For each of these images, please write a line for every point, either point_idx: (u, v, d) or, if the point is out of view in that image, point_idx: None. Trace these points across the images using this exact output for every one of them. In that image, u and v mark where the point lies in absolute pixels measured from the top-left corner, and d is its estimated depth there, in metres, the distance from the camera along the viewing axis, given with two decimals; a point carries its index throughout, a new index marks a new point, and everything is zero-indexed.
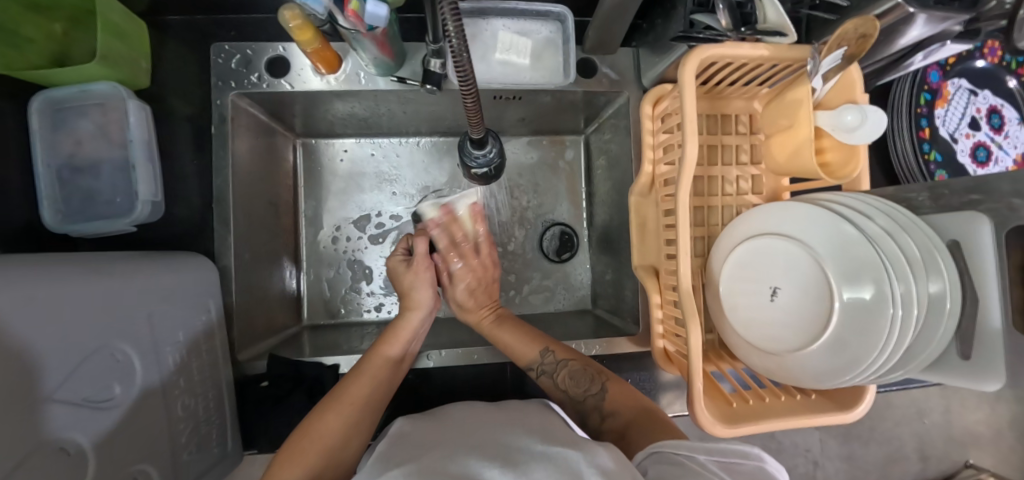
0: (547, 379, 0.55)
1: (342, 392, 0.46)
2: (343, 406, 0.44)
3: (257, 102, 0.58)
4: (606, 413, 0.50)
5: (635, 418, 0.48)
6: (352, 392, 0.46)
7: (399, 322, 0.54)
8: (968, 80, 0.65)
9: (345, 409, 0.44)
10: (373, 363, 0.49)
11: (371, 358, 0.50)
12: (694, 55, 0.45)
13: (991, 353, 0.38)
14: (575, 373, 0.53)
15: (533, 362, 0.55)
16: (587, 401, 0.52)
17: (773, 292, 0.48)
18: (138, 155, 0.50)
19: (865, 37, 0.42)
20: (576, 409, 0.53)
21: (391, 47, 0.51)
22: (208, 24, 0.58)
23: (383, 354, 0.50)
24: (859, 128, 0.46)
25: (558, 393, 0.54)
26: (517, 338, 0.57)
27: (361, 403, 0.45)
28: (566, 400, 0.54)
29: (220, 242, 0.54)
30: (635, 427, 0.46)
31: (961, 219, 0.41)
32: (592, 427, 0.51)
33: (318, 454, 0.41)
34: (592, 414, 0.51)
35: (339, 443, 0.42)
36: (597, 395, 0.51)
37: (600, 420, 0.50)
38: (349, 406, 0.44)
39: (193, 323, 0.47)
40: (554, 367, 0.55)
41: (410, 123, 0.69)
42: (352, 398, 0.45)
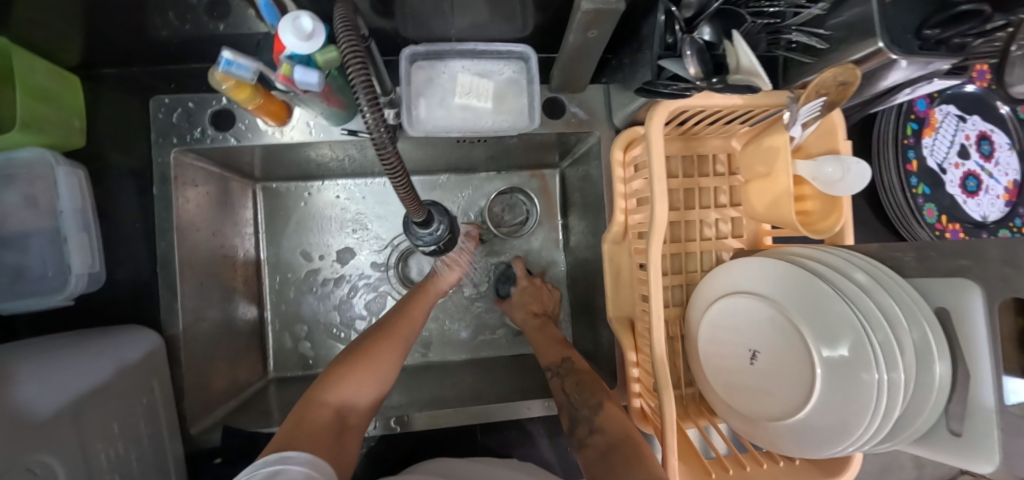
0: (555, 381, 0.55)
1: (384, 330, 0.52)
2: (383, 344, 0.51)
3: (204, 156, 0.55)
4: (597, 426, 0.47)
5: (619, 439, 0.45)
6: (395, 332, 0.53)
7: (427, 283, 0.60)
8: (957, 106, 0.61)
9: (386, 346, 0.51)
10: (411, 313, 0.56)
11: (409, 307, 0.57)
12: (662, 108, 0.42)
13: (985, 436, 0.35)
14: (582, 382, 0.53)
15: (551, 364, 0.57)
16: (581, 411, 0.50)
17: (751, 355, 0.45)
18: (69, 224, 0.47)
19: (847, 84, 0.39)
20: (567, 420, 0.50)
21: (339, 98, 0.48)
22: (147, 76, 0.54)
23: (417, 306, 0.57)
24: (841, 179, 0.43)
25: (560, 400, 0.53)
26: (548, 344, 0.61)
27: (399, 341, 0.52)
28: (564, 405, 0.52)
29: (167, 310, 0.51)
30: (615, 452, 0.43)
31: (951, 285, 0.38)
32: (577, 436, 0.48)
33: (363, 381, 0.47)
34: (581, 424, 0.49)
35: (383, 374, 0.49)
36: (591, 406, 0.49)
37: (588, 431, 0.47)
38: (392, 345, 0.51)
39: (134, 409, 0.44)
40: (566, 372, 0.55)
41: (374, 165, 0.66)
42: (392, 337, 0.52)
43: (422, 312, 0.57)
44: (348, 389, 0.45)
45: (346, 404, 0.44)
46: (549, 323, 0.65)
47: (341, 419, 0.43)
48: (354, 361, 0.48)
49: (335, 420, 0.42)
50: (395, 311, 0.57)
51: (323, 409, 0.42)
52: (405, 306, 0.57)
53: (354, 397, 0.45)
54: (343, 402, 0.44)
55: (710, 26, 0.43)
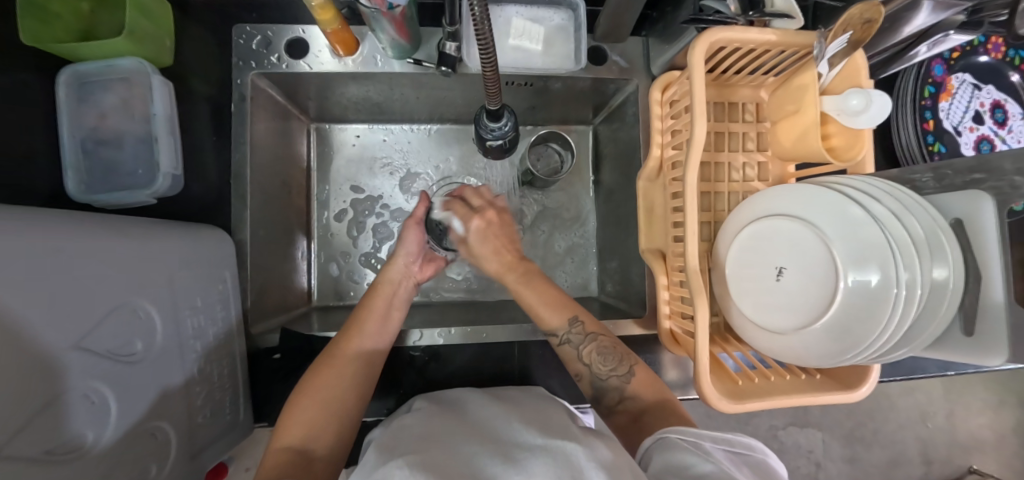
0: (569, 350, 0.54)
1: (332, 354, 0.50)
2: (330, 368, 0.49)
3: (275, 83, 0.60)
4: (627, 394, 0.51)
5: (653, 402, 0.49)
6: (343, 350, 0.51)
7: (381, 279, 0.59)
8: (972, 75, 0.66)
9: (337, 368, 0.49)
10: (364, 324, 0.53)
11: (360, 317, 0.54)
12: (704, 38, 0.46)
13: (995, 328, 0.39)
14: (603, 349, 0.52)
15: (560, 329, 0.54)
16: (608, 381, 0.52)
17: (778, 273, 0.49)
18: (160, 128, 0.52)
19: (871, 22, 0.44)
20: (592, 386, 0.53)
21: (408, 29, 0.52)
22: (230, 7, 0.60)
23: (370, 314, 0.55)
24: (864, 112, 0.46)
25: (578, 366, 0.54)
26: (545, 301, 0.55)
27: (351, 359, 0.50)
28: (584, 374, 0.54)
29: (236, 217, 0.56)
30: (647, 416, 0.48)
31: (965, 198, 0.42)
32: (605, 405, 0.52)
33: (316, 411, 0.46)
34: (609, 394, 0.52)
35: (336, 402, 0.47)
36: (620, 376, 0.51)
37: (618, 400, 0.51)
38: (337, 366, 0.49)
39: (210, 292, 0.48)
40: (582, 339, 0.53)
41: (422, 110, 0.71)
42: (342, 358, 0.50)
43: (380, 319, 0.55)
44: (304, 422, 0.45)
45: (305, 441, 0.44)
46: (533, 272, 0.58)
47: (303, 458, 0.43)
48: (303, 394, 0.47)
49: (296, 462, 0.42)
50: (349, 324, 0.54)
51: (281, 453, 0.43)
52: (358, 315, 0.54)
53: (316, 432, 0.45)
54: (303, 442, 0.44)
55: None
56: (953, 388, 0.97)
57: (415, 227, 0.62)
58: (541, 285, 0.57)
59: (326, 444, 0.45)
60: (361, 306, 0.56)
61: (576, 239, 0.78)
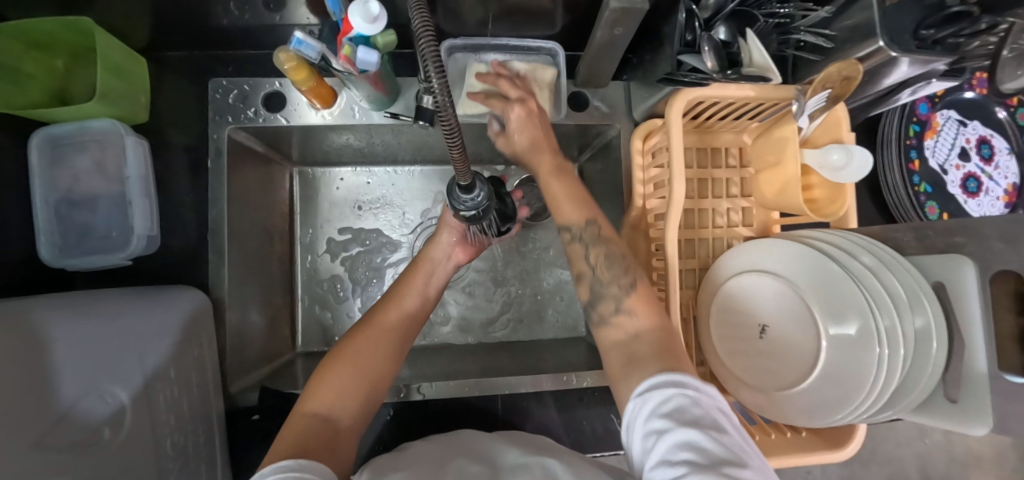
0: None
1: (364, 327, 0.50)
2: (369, 338, 0.48)
3: (253, 135, 0.59)
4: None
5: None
6: (380, 321, 0.51)
7: (424, 256, 0.61)
8: (957, 111, 0.66)
9: (376, 337, 0.49)
10: (400, 300, 0.55)
11: (397, 294, 0.55)
12: (680, 96, 0.46)
13: (979, 399, 0.38)
14: (611, 252, 0.45)
15: (575, 225, 0.47)
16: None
17: (762, 328, 0.49)
18: (134, 190, 0.51)
19: (849, 79, 0.43)
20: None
21: (384, 84, 0.52)
22: (207, 60, 0.59)
23: (408, 293, 0.56)
24: (846, 167, 0.46)
25: (582, 264, 0.47)
26: (567, 196, 0.48)
27: (389, 330, 0.50)
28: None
29: (214, 275, 0.55)
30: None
31: (947, 262, 0.41)
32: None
33: (350, 379, 0.43)
34: (606, 302, 0.43)
35: (373, 371, 0.45)
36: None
37: (613, 309, 0.42)
38: (375, 334, 0.49)
39: (184, 358, 0.47)
40: (593, 240, 0.46)
41: (405, 152, 0.70)
42: (379, 328, 0.50)
43: (418, 296, 0.57)
44: (336, 389, 0.42)
45: (334, 408, 0.40)
46: (565, 166, 0.50)
47: (331, 421, 0.39)
48: (340, 360, 0.45)
49: (325, 424, 0.38)
50: (380, 305, 0.54)
51: (307, 417, 0.38)
52: (391, 297, 0.55)
53: (345, 400, 0.42)
54: (331, 406, 0.40)
55: (725, 25, 0.47)
56: None
57: (449, 231, 0.61)
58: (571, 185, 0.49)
59: (356, 410, 0.42)
60: (393, 288, 0.57)
61: (564, 277, 0.77)
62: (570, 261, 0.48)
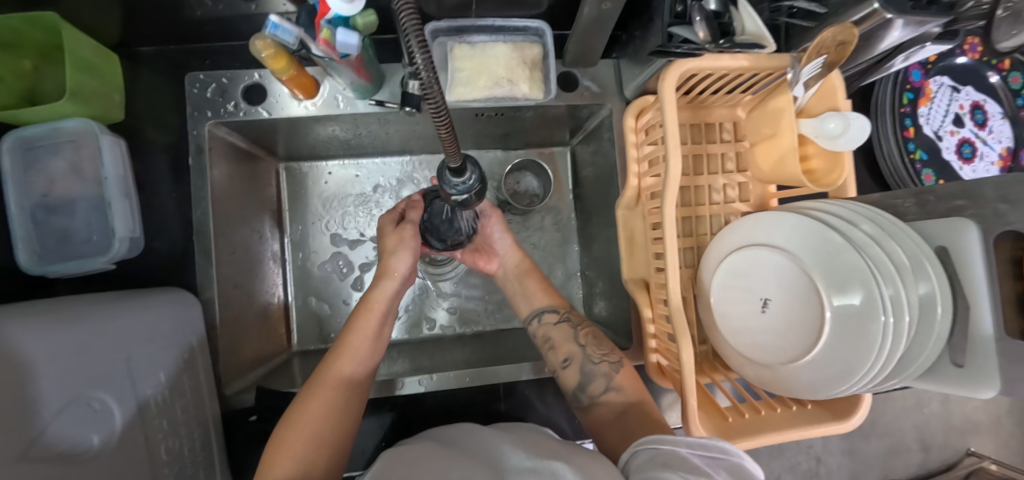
0: (564, 328, 0.57)
1: (317, 383, 0.44)
2: (321, 397, 0.42)
3: (235, 130, 0.57)
4: (612, 385, 0.51)
5: (634, 400, 0.49)
6: (331, 374, 0.45)
7: (368, 298, 0.51)
8: (951, 77, 0.65)
9: (327, 395, 0.43)
10: (350, 345, 0.48)
11: (343, 341, 0.48)
12: (673, 68, 0.44)
13: (986, 361, 0.38)
14: (597, 334, 0.56)
15: (560, 309, 0.59)
16: (598, 365, 0.52)
17: (764, 303, 0.48)
18: (113, 191, 0.50)
19: (844, 44, 0.42)
20: (580, 371, 0.53)
21: (367, 70, 0.50)
22: (183, 55, 0.57)
23: (365, 325, 0.49)
24: (842, 135, 0.45)
25: (571, 346, 0.55)
26: (543, 290, 0.62)
27: (344, 385, 0.44)
28: (574, 357, 0.54)
29: (202, 276, 0.53)
30: (632, 412, 0.48)
31: (948, 225, 0.41)
32: (589, 394, 0.51)
33: (305, 446, 0.38)
34: (596, 381, 0.52)
35: (331, 430, 0.41)
36: (612, 362, 0.52)
37: (603, 388, 0.51)
38: (330, 392, 0.43)
39: (175, 362, 0.46)
40: (578, 323, 0.58)
41: (393, 143, 0.69)
42: (331, 381, 0.44)
43: (375, 333, 0.50)
44: (292, 460, 0.37)
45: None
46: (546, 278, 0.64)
47: None
48: (293, 427, 0.39)
49: None
50: (335, 346, 0.48)
51: None
52: (341, 342, 0.48)
53: (307, 469, 0.37)
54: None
55: None
56: None
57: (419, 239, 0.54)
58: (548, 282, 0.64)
59: (322, 478, 0.38)
60: (343, 332, 0.49)
61: (560, 264, 0.76)
62: (556, 343, 0.56)
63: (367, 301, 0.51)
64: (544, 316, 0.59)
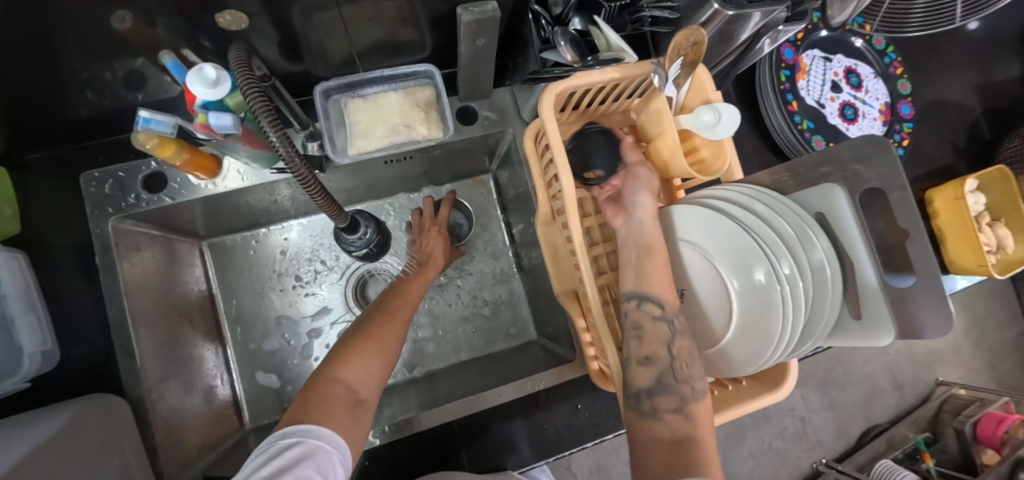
0: (662, 326, 0.42)
1: (385, 316, 0.52)
2: (392, 323, 0.52)
3: (144, 220, 0.57)
4: (685, 409, 0.40)
5: (696, 435, 0.39)
6: (399, 312, 0.54)
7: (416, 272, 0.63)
8: (821, 50, 0.70)
9: (397, 327, 0.52)
10: (406, 296, 0.58)
11: (404, 290, 0.59)
12: (548, 91, 0.47)
13: (878, 312, 0.41)
14: (691, 350, 0.43)
15: (674, 307, 0.43)
16: (679, 384, 0.41)
17: (682, 292, 0.51)
18: (14, 308, 0.48)
19: (698, 44, 0.45)
20: (656, 378, 0.41)
21: (262, 141, 0.50)
22: (74, 155, 0.57)
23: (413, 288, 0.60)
24: (718, 124, 0.49)
25: (660, 347, 0.42)
26: (667, 274, 0.44)
27: (406, 322, 0.54)
28: (659, 359, 0.42)
29: (128, 376, 0.51)
30: (689, 446, 0.37)
31: (822, 193, 0.44)
32: (647, 406, 0.41)
33: (375, 358, 0.47)
34: (666, 396, 0.41)
35: (393, 349, 0.50)
36: (696, 387, 0.41)
37: (673, 408, 0.40)
38: (400, 323, 0.53)
39: (108, 471, 0.44)
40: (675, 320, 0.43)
41: (312, 202, 0.69)
42: (399, 316, 0.53)
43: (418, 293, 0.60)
44: (362, 365, 0.45)
45: (358, 379, 0.44)
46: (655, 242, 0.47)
47: (355, 398, 0.42)
48: (364, 339, 0.48)
49: (348, 398, 0.42)
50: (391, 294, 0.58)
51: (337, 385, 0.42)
52: (401, 291, 0.59)
53: (367, 374, 0.45)
54: (358, 379, 0.44)
55: (578, 17, 0.49)
56: None
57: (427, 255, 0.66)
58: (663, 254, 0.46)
59: (375, 387, 0.46)
60: (394, 290, 0.59)
61: (504, 287, 0.77)
62: (640, 336, 0.42)
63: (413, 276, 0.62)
64: (643, 303, 0.43)
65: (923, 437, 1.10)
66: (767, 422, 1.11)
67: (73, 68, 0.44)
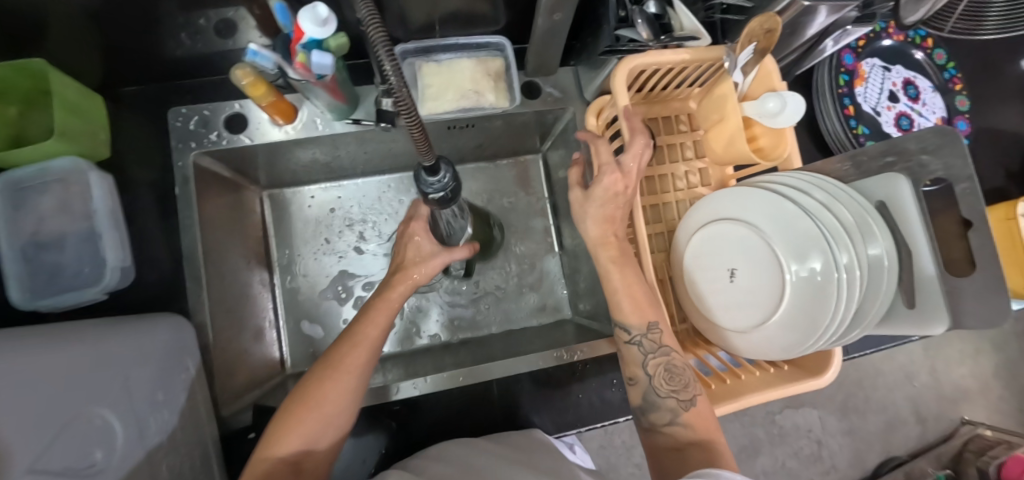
0: (634, 351, 0.50)
1: (328, 370, 0.45)
2: (333, 385, 0.44)
3: (220, 159, 0.60)
4: (677, 419, 0.47)
5: (701, 438, 0.45)
6: (345, 362, 0.45)
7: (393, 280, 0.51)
8: (881, 59, 0.71)
9: (340, 386, 0.45)
10: (364, 333, 0.48)
11: (357, 329, 0.48)
12: (623, 65, 0.49)
13: (934, 300, 0.41)
14: (670, 366, 0.48)
15: (635, 329, 0.49)
16: (665, 400, 0.47)
17: (731, 274, 0.51)
18: (103, 224, 0.51)
19: (771, 31, 0.46)
20: (643, 396, 0.49)
21: (343, 92, 0.54)
22: (164, 92, 0.60)
23: (376, 317, 0.49)
24: (781, 113, 0.50)
25: (637, 369, 0.50)
26: (630, 294, 0.49)
27: (355, 376, 0.45)
28: (641, 380, 0.49)
29: (193, 301, 0.54)
30: (690, 450, 0.45)
31: (885, 181, 0.45)
32: (649, 418, 0.49)
33: (311, 429, 0.43)
34: (659, 412, 0.48)
35: (337, 414, 0.45)
36: (681, 399, 0.47)
37: (666, 421, 0.47)
38: (340, 383, 0.45)
39: (172, 383, 0.47)
40: (652, 348, 0.49)
41: (371, 162, 0.72)
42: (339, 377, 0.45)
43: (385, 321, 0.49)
44: (295, 437, 0.42)
45: (298, 451, 0.43)
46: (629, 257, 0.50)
47: (293, 468, 0.42)
48: (303, 406, 0.44)
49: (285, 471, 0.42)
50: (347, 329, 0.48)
51: (272, 460, 0.42)
52: (354, 328, 0.48)
53: (308, 442, 0.43)
54: (297, 451, 0.43)
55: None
56: (931, 346, 1.10)
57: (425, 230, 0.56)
58: (632, 276, 0.50)
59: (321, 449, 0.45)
60: (357, 319, 0.49)
61: (541, 266, 0.79)
62: (624, 361, 0.51)
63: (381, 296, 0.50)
64: (618, 332, 0.51)
65: (943, 472, 1.04)
66: (783, 441, 1.08)
67: (168, 15, 0.48)
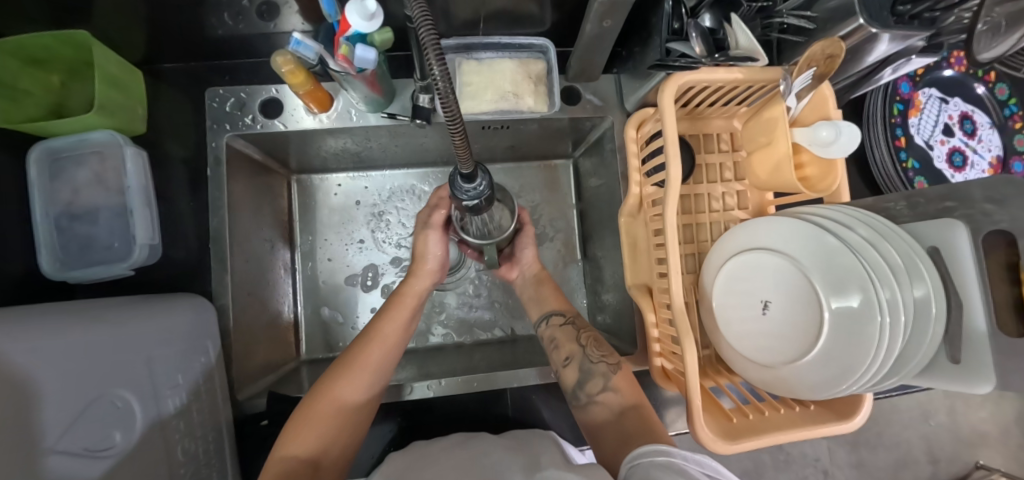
0: (569, 330, 0.57)
1: (343, 368, 0.47)
2: (348, 380, 0.46)
3: (252, 142, 0.60)
4: (610, 384, 0.51)
5: (631, 403, 0.49)
6: (362, 360, 0.48)
7: (402, 290, 0.54)
8: (939, 89, 0.68)
9: (353, 380, 0.46)
10: (381, 332, 0.50)
11: (376, 327, 0.51)
12: (672, 81, 0.46)
13: (982, 358, 0.39)
14: (598, 338, 0.56)
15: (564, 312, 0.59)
16: (597, 365, 0.53)
17: (764, 305, 0.49)
18: (134, 200, 0.52)
19: (833, 56, 0.44)
20: (579, 370, 0.53)
21: (380, 85, 0.53)
22: (203, 71, 0.60)
23: (393, 318, 0.52)
24: (834, 142, 0.47)
25: (572, 346, 0.55)
26: (553, 292, 0.62)
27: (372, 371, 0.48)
28: (575, 357, 0.54)
29: (217, 283, 0.54)
30: (630, 412, 0.48)
31: (940, 227, 0.43)
32: (586, 392, 0.51)
33: (328, 425, 0.43)
34: (594, 381, 0.52)
35: (352, 413, 0.45)
36: (609, 362, 0.53)
37: (601, 387, 0.51)
38: (356, 378, 0.46)
39: (191, 366, 0.47)
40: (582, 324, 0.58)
41: (402, 156, 0.71)
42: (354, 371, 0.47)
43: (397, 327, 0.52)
44: (312, 433, 0.42)
45: (314, 451, 0.42)
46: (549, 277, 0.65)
47: (310, 468, 0.40)
48: (318, 401, 0.45)
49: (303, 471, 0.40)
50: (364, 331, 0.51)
51: (287, 460, 0.40)
52: (372, 327, 0.51)
53: (325, 440, 0.43)
54: (314, 450, 0.42)
55: (710, 13, 0.50)
56: None
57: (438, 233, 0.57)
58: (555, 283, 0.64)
59: (337, 454, 0.43)
60: (375, 320, 0.52)
61: (563, 273, 0.78)
62: (558, 343, 0.56)
63: (399, 295, 0.54)
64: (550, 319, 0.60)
65: None
66: None
67: None
